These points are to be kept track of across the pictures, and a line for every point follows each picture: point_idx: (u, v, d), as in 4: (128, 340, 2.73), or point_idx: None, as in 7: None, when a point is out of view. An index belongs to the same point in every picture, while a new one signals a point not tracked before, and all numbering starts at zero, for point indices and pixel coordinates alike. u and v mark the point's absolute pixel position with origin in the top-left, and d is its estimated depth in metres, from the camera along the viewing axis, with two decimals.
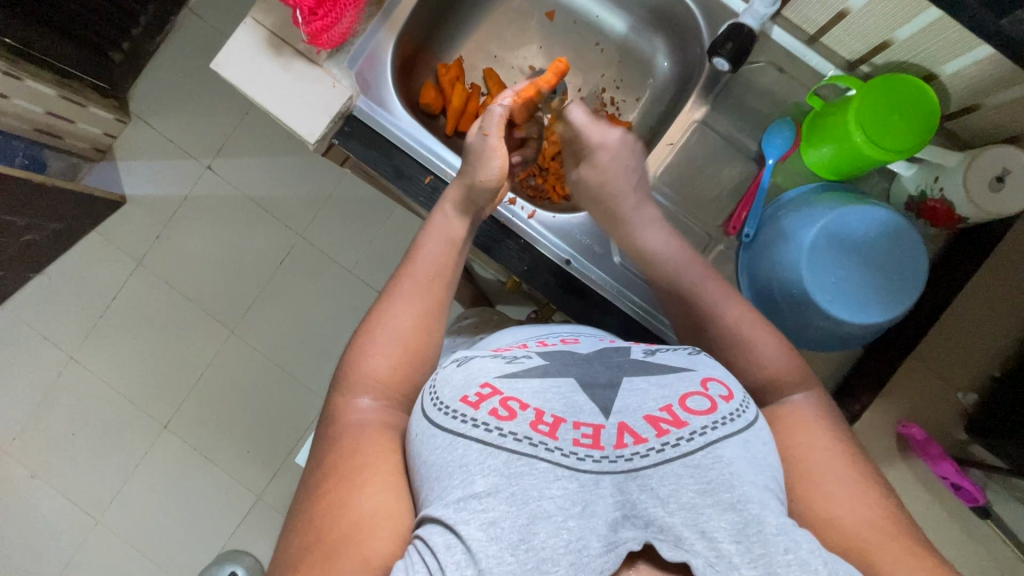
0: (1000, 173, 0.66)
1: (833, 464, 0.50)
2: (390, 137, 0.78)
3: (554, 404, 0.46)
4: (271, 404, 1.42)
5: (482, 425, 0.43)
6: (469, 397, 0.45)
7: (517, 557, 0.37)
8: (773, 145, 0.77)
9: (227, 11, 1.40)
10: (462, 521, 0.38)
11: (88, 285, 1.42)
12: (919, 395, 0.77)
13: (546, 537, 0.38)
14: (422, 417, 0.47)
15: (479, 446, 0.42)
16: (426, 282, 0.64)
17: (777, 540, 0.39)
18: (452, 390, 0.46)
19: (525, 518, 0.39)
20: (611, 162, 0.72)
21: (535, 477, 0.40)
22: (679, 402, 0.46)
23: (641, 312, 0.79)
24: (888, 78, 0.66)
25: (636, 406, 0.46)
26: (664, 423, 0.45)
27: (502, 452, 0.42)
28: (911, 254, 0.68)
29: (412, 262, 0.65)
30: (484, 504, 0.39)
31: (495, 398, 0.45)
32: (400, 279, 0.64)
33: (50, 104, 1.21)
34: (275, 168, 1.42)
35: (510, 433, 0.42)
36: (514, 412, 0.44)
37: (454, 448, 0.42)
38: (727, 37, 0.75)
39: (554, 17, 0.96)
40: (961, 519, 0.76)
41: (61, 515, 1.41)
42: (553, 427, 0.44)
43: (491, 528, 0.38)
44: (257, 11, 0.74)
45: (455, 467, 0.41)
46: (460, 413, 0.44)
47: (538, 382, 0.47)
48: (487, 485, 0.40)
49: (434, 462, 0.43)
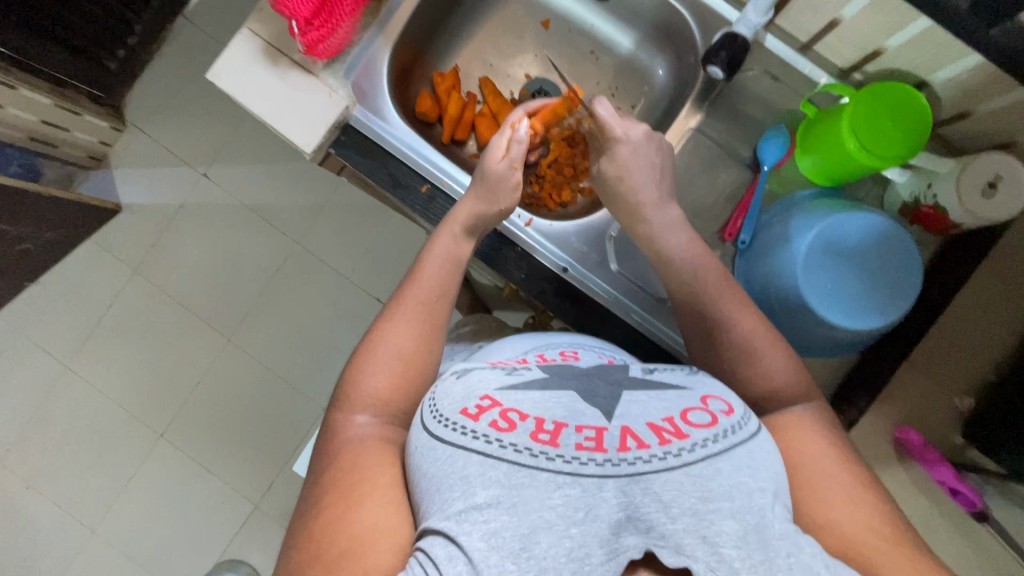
0: (992, 180, 0.66)
1: (831, 470, 0.50)
2: (386, 146, 0.78)
3: (554, 411, 0.46)
4: (268, 412, 1.41)
5: (482, 437, 0.43)
6: (469, 409, 0.45)
7: (518, 566, 0.37)
8: (768, 152, 0.78)
9: (224, 19, 1.41)
10: (464, 532, 0.38)
11: (85, 293, 1.41)
12: (915, 401, 0.77)
13: (548, 547, 0.38)
14: (422, 429, 0.47)
15: (479, 458, 0.42)
16: (427, 302, 0.64)
17: (777, 545, 0.39)
18: (452, 402, 0.46)
19: (526, 528, 0.39)
20: (633, 155, 0.71)
21: (536, 488, 0.40)
22: (680, 415, 0.46)
23: (642, 322, 0.80)
24: (896, 86, 0.66)
25: (638, 413, 0.47)
26: (666, 432, 0.45)
27: (503, 463, 0.41)
28: (904, 262, 0.69)
29: (415, 279, 0.65)
30: (485, 515, 0.39)
31: (495, 410, 0.45)
32: (401, 299, 0.64)
33: (45, 113, 1.21)
34: (273, 175, 1.42)
35: (511, 445, 0.42)
36: (514, 424, 0.44)
37: (454, 460, 0.42)
38: (722, 45, 0.75)
39: (549, 26, 0.96)
40: (959, 524, 0.76)
41: (56, 525, 1.40)
42: (554, 435, 0.44)
43: (493, 538, 0.38)
44: (253, 22, 0.74)
45: (456, 479, 0.41)
46: (460, 425, 0.44)
47: (539, 394, 0.47)
48: (488, 496, 0.40)
49: (434, 473, 0.43)
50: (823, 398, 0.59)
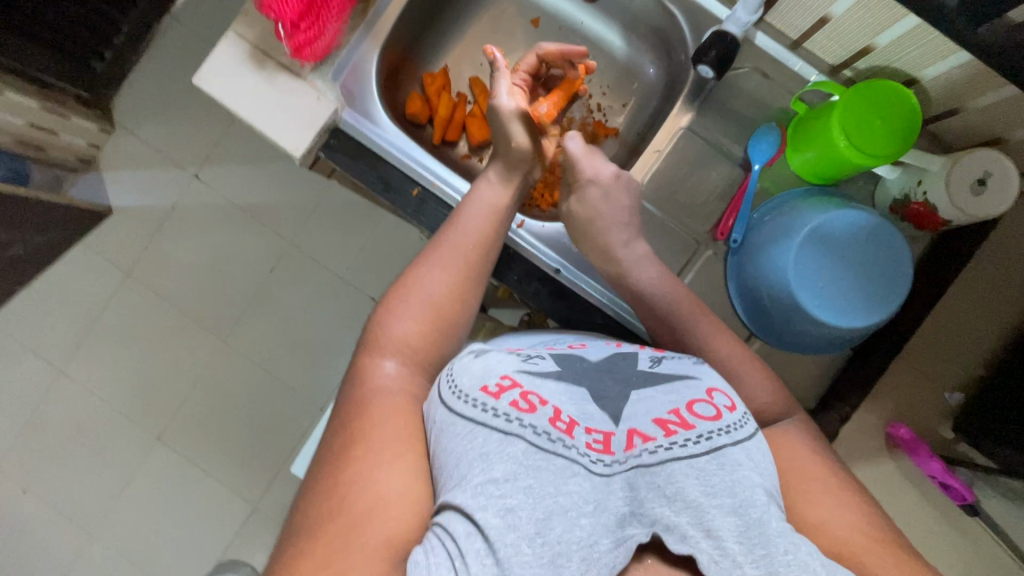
0: (982, 177, 0.67)
1: (823, 477, 0.51)
2: (376, 149, 0.78)
3: (568, 406, 0.46)
4: (265, 413, 1.41)
5: (503, 415, 0.42)
6: (490, 387, 0.45)
7: (533, 549, 0.37)
8: (759, 149, 0.78)
9: (211, 16, 1.38)
10: (480, 508, 0.38)
11: (76, 297, 1.40)
12: (907, 397, 0.79)
13: (562, 532, 0.38)
14: (440, 404, 0.46)
15: (499, 435, 0.41)
16: (465, 250, 0.63)
17: (779, 540, 0.40)
18: (472, 379, 0.46)
19: (542, 512, 0.38)
20: (603, 199, 0.70)
21: (552, 472, 0.40)
22: (686, 407, 0.47)
23: (629, 319, 0.79)
24: (915, 127, 0.65)
25: (645, 411, 0.47)
26: (671, 424, 0.45)
27: (522, 441, 0.41)
28: (893, 254, 0.69)
29: (452, 226, 0.64)
30: (501, 490, 0.39)
31: (515, 391, 0.45)
32: (438, 243, 0.63)
33: (32, 115, 1.19)
34: (264, 175, 1.41)
35: (530, 426, 0.42)
36: (535, 406, 0.44)
37: (474, 437, 0.42)
38: (710, 45, 0.75)
39: (539, 24, 0.95)
40: (949, 518, 0.78)
41: (54, 529, 1.40)
42: (570, 426, 0.44)
43: (509, 516, 0.38)
44: (238, 25, 0.73)
45: (475, 455, 0.41)
46: (480, 402, 0.44)
47: (555, 384, 0.48)
48: (505, 471, 0.40)
49: (453, 449, 0.42)
50: (799, 411, 0.60)
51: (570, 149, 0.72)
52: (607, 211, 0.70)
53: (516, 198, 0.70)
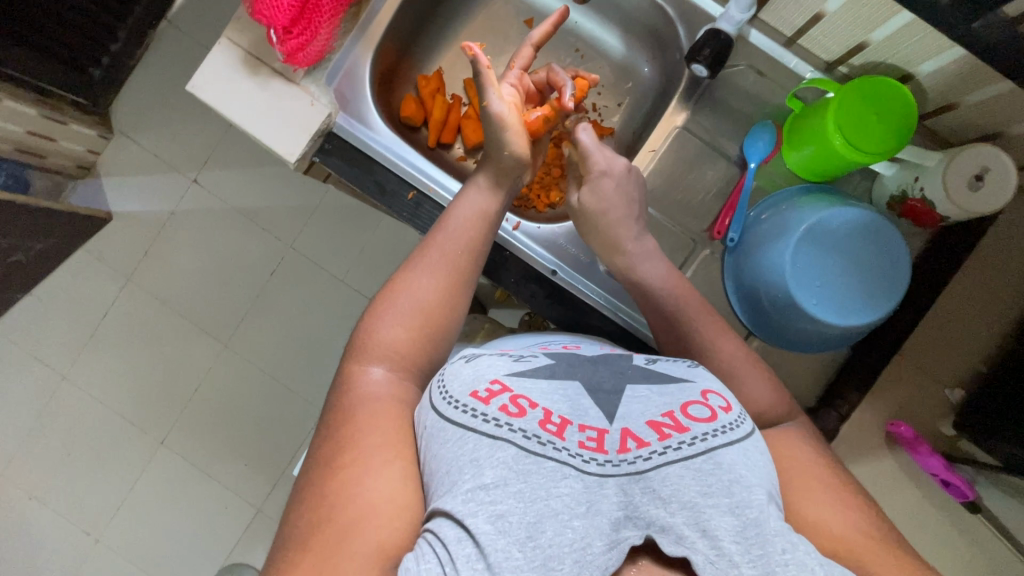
0: (979, 172, 0.66)
1: (821, 476, 0.51)
2: (370, 153, 0.78)
3: (561, 406, 0.46)
4: (267, 416, 1.41)
5: (492, 420, 0.42)
6: (479, 393, 0.45)
7: (524, 553, 0.37)
8: (755, 148, 0.78)
9: (207, 21, 1.38)
10: (471, 513, 0.38)
11: (78, 303, 1.41)
12: (909, 394, 0.78)
13: (553, 535, 0.38)
14: (432, 409, 0.46)
15: (489, 440, 0.41)
16: (454, 253, 0.63)
17: (775, 538, 0.39)
18: (462, 384, 0.45)
19: (533, 516, 0.38)
20: (613, 192, 0.69)
21: (543, 476, 0.40)
22: (680, 408, 0.46)
23: (625, 319, 0.79)
24: (914, 120, 0.64)
25: (639, 411, 0.47)
26: (665, 427, 0.45)
27: (511, 446, 0.41)
28: (890, 249, 0.69)
29: (441, 229, 0.64)
30: (492, 496, 0.39)
31: (505, 395, 0.45)
32: (426, 248, 0.63)
33: (31, 123, 1.20)
34: (263, 179, 1.41)
35: (520, 430, 0.42)
36: (524, 410, 0.44)
37: (464, 442, 0.42)
38: (705, 43, 0.74)
39: (532, 24, 0.95)
40: (950, 514, 0.78)
41: (59, 534, 1.41)
42: (561, 428, 0.43)
43: (499, 522, 0.38)
44: (231, 31, 0.73)
45: (466, 461, 0.41)
46: (471, 407, 0.43)
47: (546, 383, 0.48)
48: (495, 476, 0.39)
49: (445, 455, 0.42)
50: (797, 411, 0.60)
51: (583, 139, 0.69)
52: (612, 208, 0.69)
53: (507, 199, 0.70)
